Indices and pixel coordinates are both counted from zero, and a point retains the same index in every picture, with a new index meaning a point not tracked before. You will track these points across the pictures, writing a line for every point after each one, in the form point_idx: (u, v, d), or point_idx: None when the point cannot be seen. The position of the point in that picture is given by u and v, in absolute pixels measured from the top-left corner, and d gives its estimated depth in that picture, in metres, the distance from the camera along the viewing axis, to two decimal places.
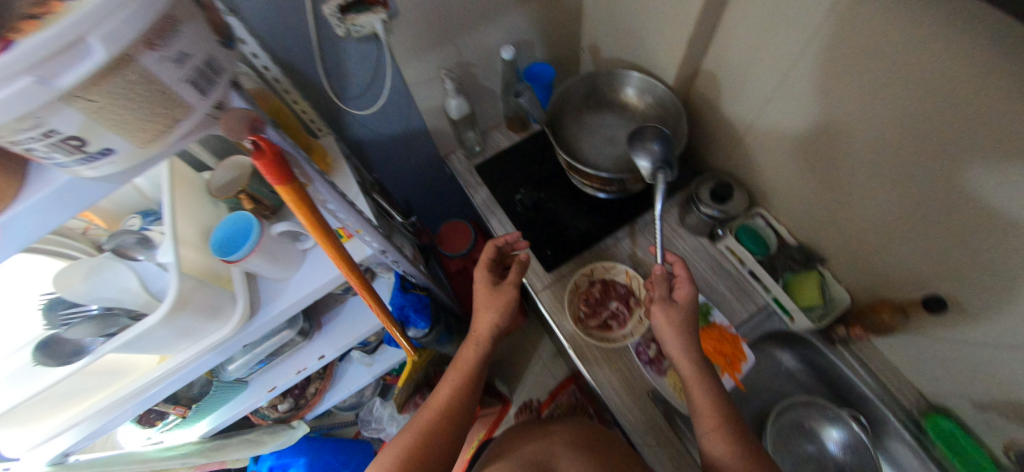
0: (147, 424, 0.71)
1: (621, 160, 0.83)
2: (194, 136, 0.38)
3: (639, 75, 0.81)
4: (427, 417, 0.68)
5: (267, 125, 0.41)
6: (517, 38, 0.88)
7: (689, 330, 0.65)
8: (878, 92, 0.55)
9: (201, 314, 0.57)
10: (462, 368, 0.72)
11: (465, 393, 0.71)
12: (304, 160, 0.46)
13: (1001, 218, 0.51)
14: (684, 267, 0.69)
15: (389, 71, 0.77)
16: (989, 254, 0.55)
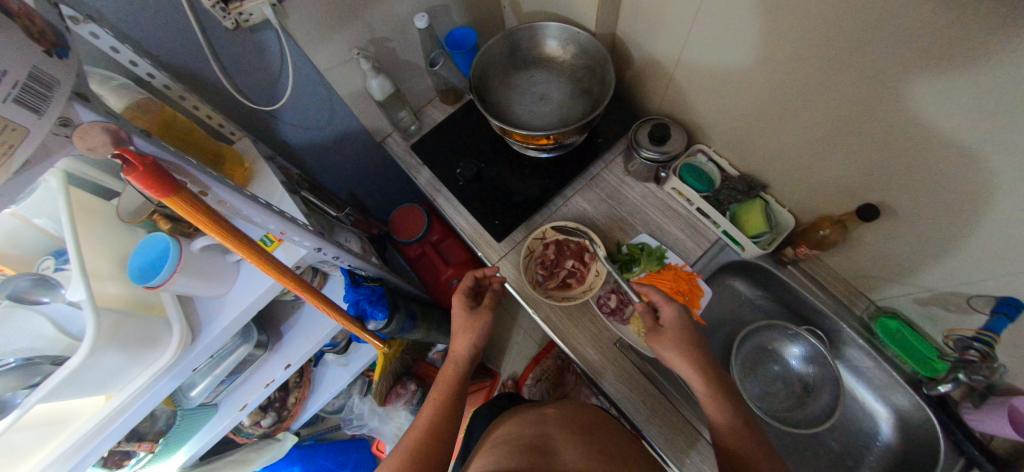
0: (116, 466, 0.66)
1: (554, 115, 0.81)
2: (46, 161, 0.33)
3: (558, 25, 0.78)
4: (414, 436, 0.65)
5: (135, 135, 0.38)
6: (430, 4, 0.83)
7: (692, 347, 0.66)
8: None
9: (132, 346, 0.54)
10: (443, 387, 0.72)
11: (450, 410, 0.69)
12: (193, 168, 0.43)
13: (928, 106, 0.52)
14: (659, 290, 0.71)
15: (297, 59, 0.73)
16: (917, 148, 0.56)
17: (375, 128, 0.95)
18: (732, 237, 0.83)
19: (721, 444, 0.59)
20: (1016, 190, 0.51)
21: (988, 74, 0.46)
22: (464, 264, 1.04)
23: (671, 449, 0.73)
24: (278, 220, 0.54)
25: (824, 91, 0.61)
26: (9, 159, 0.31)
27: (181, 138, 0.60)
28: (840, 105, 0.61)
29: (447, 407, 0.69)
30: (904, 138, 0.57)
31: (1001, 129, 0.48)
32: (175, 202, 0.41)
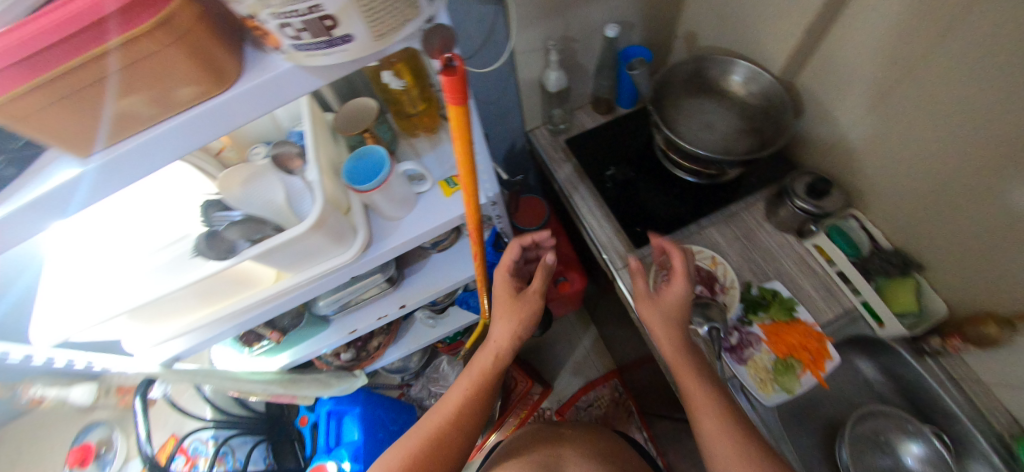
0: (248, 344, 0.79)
1: (718, 144, 0.83)
2: (399, 45, 0.39)
3: (748, 63, 0.81)
4: (437, 421, 0.69)
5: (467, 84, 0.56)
6: (622, 17, 0.91)
7: (678, 323, 0.72)
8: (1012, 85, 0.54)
9: (329, 237, 0.59)
10: (476, 369, 0.73)
11: (477, 400, 0.70)
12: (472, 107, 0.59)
13: None
14: (682, 261, 0.72)
15: (502, 37, 0.80)
16: None
17: (529, 117, 1.02)
18: (873, 311, 0.79)
19: (695, 414, 0.67)
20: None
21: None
22: (571, 264, 1.08)
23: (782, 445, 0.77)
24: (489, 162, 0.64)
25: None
26: (398, 31, 0.36)
27: (414, 75, 0.65)
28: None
29: (476, 395, 0.71)
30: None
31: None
32: (456, 112, 0.44)
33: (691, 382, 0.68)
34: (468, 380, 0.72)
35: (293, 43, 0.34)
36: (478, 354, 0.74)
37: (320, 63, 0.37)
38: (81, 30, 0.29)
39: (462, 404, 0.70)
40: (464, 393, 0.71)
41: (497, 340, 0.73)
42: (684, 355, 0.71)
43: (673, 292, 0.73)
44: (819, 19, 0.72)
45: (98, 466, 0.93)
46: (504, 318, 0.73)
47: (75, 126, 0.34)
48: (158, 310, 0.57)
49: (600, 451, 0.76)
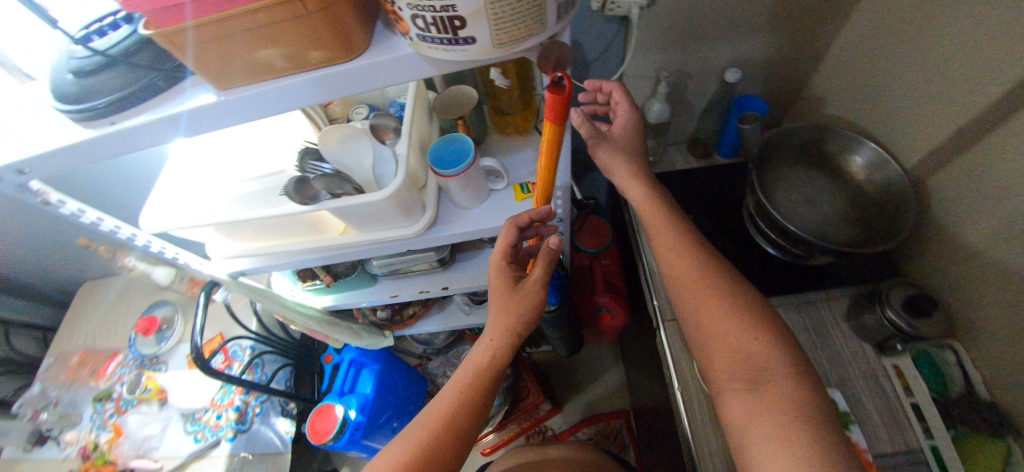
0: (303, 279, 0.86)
1: (812, 223, 0.77)
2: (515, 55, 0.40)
3: (876, 146, 0.75)
4: (417, 435, 0.57)
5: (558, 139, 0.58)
6: (747, 65, 0.90)
7: (634, 167, 0.64)
8: None
9: (397, 209, 0.61)
10: (468, 375, 0.60)
11: (467, 410, 0.58)
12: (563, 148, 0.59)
13: None
14: (623, 93, 0.64)
15: (615, 54, 0.83)
16: None
17: None
18: (942, 462, 0.65)
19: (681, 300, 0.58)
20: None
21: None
22: (618, 297, 1.07)
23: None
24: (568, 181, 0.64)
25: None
26: (519, 44, 0.36)
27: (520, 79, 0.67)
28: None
29: (467, 402, 0.58)
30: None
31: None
32: (551, 127, 0.44)
33: (667, 247, 0.60)
34: (457, 383, 0.60)
35: (420, 34, 0.36)
36: (470, 354, 0.62)
37: (439, 57, 0.38)
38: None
39: (454, 408, 0.58)
40: (452, 401, 0.58)
41: (489, 340, 0.60)
42: (654, 221, 0.61)
43: (625, 124, 0.65)
44: (962, 116, 0.65)
45: (156, 338, 1.09)
46: (495, 313, 0.60)
47: (222, 61, 0.38)
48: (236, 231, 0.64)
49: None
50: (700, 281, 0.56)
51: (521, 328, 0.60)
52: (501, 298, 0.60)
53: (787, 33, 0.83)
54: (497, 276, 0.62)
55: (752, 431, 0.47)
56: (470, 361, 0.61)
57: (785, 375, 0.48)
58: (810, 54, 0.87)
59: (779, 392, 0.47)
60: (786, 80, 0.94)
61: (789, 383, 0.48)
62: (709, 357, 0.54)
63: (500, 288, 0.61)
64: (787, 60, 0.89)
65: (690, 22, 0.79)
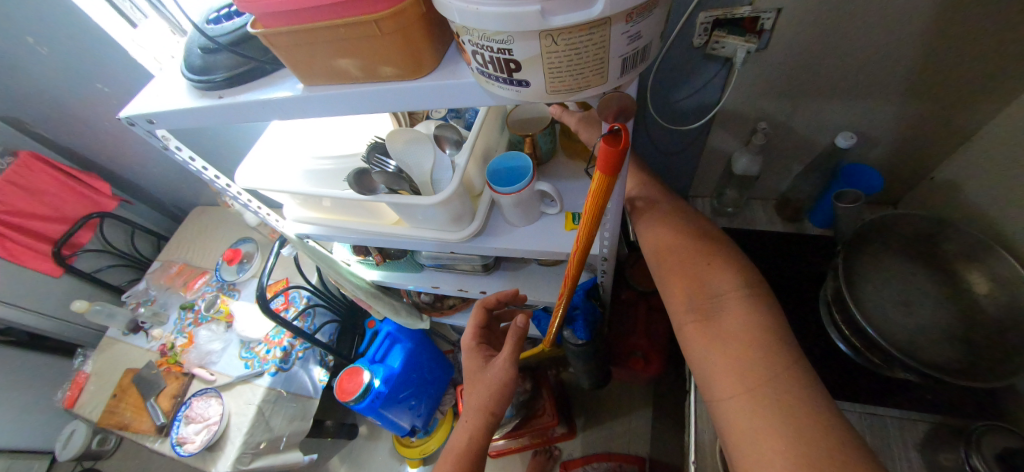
0: (360, 252, 0.94)
1: (900, 328, 0.65)
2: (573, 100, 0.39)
3: (1010, 258, 0.61)
4: None
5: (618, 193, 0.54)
6: (865, 131, 0.78)
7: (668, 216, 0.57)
8: None
9: (446, 215, 0.63)
10: (452, 453, 0.58)
11: None
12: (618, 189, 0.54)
13: None
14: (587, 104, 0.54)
15: (713, 96, 0.77)
16: None
17: (700, 184, 1.01)
18: None
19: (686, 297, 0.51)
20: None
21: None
22: (656, 345, 1.01)
23: None
24: (617, 222, 0.60)
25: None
26: (574, 93, 0.36)
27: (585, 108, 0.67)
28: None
29: None
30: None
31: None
32: (598, 181, 0.41)
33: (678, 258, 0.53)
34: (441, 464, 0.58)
35: (480, 69, 0.37)
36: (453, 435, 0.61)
37: (496, 92, 0.39)
38: (300, 9, 0.37)
39: None
40: None
41: (467, 416, 0.60)
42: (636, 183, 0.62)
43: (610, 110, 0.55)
44: None
45: (237, 268, 1.26)
46: (471, 391, 0.62)
47: (308, 62, 0.42)
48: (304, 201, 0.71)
49: None
50: (667, 224, 0.56)
51: (495, 406, 0.60)
52: (474, 379, 0.63)
53: (926, 103, 0.70)
54: (471, 358, 0.66)
55: (710, 357, 0.45)
56: (453, 440, 0.60)
57: (745, 304, 0.47)
58: (952, 133, 0.73)
59: (739, 320, 0.46)
60: (914, 156, 0.80)
61: (743, 308, 0.47)
62: (670, 295, 0.52)
63: (474, 368, 0.64)
64: (921, 134, 0.76)
65: (806, 72, 0.70)
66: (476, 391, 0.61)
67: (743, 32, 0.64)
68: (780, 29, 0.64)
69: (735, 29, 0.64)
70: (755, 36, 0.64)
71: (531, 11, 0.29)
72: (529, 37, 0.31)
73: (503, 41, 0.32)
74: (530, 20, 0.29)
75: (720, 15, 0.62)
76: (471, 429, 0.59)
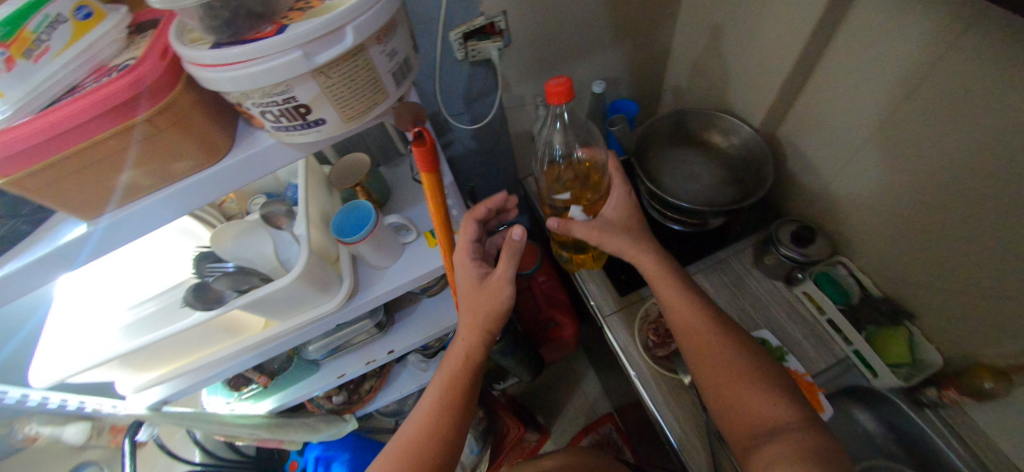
0: (234, 388, 0.82)
1: (698, 193, 0.86)
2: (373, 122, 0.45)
3: (726, 116, 0.86)
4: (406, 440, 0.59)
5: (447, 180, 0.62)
6: (610, 75, 0.97)
7: (715, 333, 0.59)
8: (966, 128, 0.56)
9: (314, 288, 0.61)
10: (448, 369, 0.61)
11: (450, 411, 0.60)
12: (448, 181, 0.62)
13: None
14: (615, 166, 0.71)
15: (493, 94, 0.86)
16: None
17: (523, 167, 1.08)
18: (865, 360, 0.78)
19: (741, 410, 0.54)
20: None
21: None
22: (564, 309, 1.12)
23: None
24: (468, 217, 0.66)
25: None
26: (367, 113, 0.41)
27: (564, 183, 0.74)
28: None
29: (450, 401, 0.60)
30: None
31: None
32: (428, 178, 0.49)
33: (728, 369, 0.56)
34: (437, 387, 0.61)
35: (274, 125, 0.39)
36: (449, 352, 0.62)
37: (298, 141, 0.42)
38: (133, 99, 0.34)
39: (432, 418, 0.59)
40: (432, 407, 0.60)
41: (463, 337, 0.61)
42: (670, 294, 0.62)
43: (614, 204, 0.70)
44: (789, 77, 0.76)
45: None
46: (468, 313, 0.60)
47: (86, 193, 0.38)
48: (133, 359, 0.59)
49: None
50: (715, 347, 0.58)
51: (490, 324, 0.60)
52: (469, 299, 0.60)
53: (635, 41, 0.91)
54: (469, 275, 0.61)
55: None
56: (449, 362, 0.62)
57: (798, 421, 0.51)
58: (657, 52, 0.98)
59: (794, 438, 0.49)
60: (648, 79, 1.04)
61: (802, 427, 0.50)
62: (722, 405, 0.56)
63: (472, 288, 0.60)
64: (645, 60, 0.98)
65: (554, 44, 0.82)
66: (475, 313, 0.59)
67: (487, 36, 0.74)
68: (514, 26, 0.75)
69: (482, 35, 0.74)
70: (497, 36, 0.74)
71: (295, 56, 0.33)
72: (304, 80, 0.35)
73: (283, 91, 0.35)
74: (299, 64, 0.34)
75: (465, 29, 0.71)
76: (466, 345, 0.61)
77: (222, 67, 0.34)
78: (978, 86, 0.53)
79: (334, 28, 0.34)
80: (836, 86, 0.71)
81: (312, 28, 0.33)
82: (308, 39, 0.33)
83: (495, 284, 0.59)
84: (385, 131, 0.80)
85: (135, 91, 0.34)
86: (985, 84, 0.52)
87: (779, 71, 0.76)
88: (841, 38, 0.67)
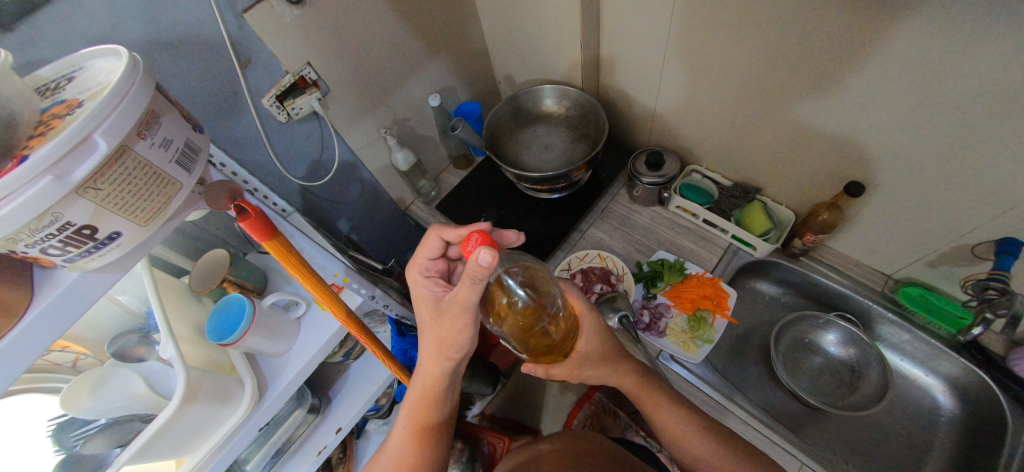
0: None
1: (557, 160, 0.94)
2: (183, 212, 0.44)
3: (551, 86, 0.94)
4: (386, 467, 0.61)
5: (283, 224, 0.61)
6: (443, 86, 1.01)
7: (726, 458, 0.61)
8: (724, 19, 0.68)
9: (213, 403, 0.57)
10: (419, 389, 0.60)
11: (422, 434, 0.61)
12: (287, 227, 0.62)
13: (847, 99, 0.65)
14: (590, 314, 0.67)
15: (334, 142, 0.85)
16: (858, 131, 0.68)
17: (399, 198, 1.08)
18: (742, 240, 0.89)
19: None
20: (988, 145, 0.57)
21: (923, 47, 0.54)
22: None
23: (832, 316, 0.88)
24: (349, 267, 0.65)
25: (810, 88, 0.67)
26: (165, 208, 0.41)
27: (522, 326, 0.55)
28: (819, 101, 0.68)
29: (423, 424, 0.61)
30: (879, 111, 0.63)
31: (945, 80, 0.55)
32: (273, 245, 0.48)
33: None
34: (405, 418, 0.62)
35: (63, 259, 0.37)
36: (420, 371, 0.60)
37: (101, 262, 0.40)
38: None
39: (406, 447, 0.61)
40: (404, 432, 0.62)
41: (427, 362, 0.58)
42: (673, 422, 0.64)
43: (590, 334, 0.67)
44: (587, 34, 0.85)
45: None
46: (433, 344, 0.55)
47: None
48: None
49: (569, 455, 0.81)
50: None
51: (453, 352, 0.55)
52: (436, 326, 0.54)
53: (451, 49, 0.97)
54: (425, 297, 0.56)
55: None
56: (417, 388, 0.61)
57: None
58: (476, 52, 1.05)
59: None
60: (479, 79, 1.11)
61: None
62: None
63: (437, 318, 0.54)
64: (468, 63, 1.04)
65: (374, 77, 0.84)
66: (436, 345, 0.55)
67: (303, 91, 0.74)
68: (326, 73, 0.76)
69: (296, 92, 0.73)
70: (312, 87, 0.74)
71: (47, 181, 0.31)
72: (73, 202, 0.33)
73: (51, 222, 0.33)
74: (54, 188, 0.32)
75: (276, 92, 0.71)
76: (434, 377, 0.58)
77: None
78: None
79: (83, 138, 0.32)
80: (623, 26, 0.82)
81: (55, 149, 0.31)
82: (53, 162, 0.31)
83: (451, 317, 0.51)
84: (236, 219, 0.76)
85: None
86: None
87: (576, 33, 0.85)
88: None
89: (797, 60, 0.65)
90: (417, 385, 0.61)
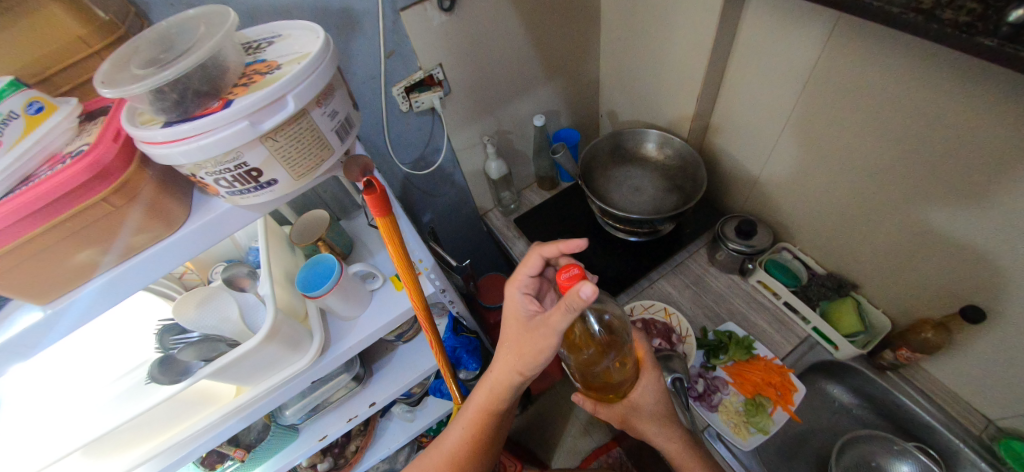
0: (210, 467, 0.75)
1: (644, 204, 0.93)
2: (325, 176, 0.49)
3: (656, 132, 0.94)
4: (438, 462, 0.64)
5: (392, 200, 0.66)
6: (548, 108, 1.04)
7: None
8: (858, 108, 0.65)
9: (284, 346, 0.62)
10: (482, 396, 0.62)
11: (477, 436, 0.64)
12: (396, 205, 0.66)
13: (986, 221, 0.59)
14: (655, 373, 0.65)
15: (440, 138, 0.91)
16: (993, 257, 0.61)
17: (481, 203, 1.12)
18: (825, 335, 0.82)
19: None
20: None
21: None
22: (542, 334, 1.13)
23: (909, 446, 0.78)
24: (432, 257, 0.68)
25: (937, 203, 0.62)
26: (316, 169, 0.45)
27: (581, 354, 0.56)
28: (950, 214, 0.62)
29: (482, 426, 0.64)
30: (1020, 243, 0.57)
31: None
32: (386, 222, 0.52)
33: None
34: (465, 420, 0.64)
35: (229, 191, 0.43)
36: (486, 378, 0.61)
37: (252, 201, 0.45)
38: (85, 183, 0.36)
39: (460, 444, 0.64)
40: (462, 431, 0.64)
41: (498, 374, 0.59)
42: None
43: (647, 389, 0.65)
44: (705, 90, 0.84)
45: None
46: (509, 360, 0.56)
47: (38, 282, 0.38)
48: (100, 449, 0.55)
49: None
50: None
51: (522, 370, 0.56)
52: (518, 341, 0.55)
53: (566, 76, 1.00)
54: (518, 315, 0.55)
55: None
56: (481, 394, 0.62)
57: None
58: (588, 83, 1.07)
59: None
60: (585, 108, 1.13)
61: None
62: None
63: (521, 335, 0.55)
64: (578, 92, 1.07)
65: (491, 87, 0.89)
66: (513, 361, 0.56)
67: (429, 88, 0.80)
68: (451, 76, 0.82)
69: (423, 87, 0.79)
70: (437, 86, 0.80)
71: (242, 126, 0.37)
72: (253, 146, 0.39)
73: (234, 159, 0.38)
74: (246, 132, 0.37)
75: (406, 84, 0.77)
76: (500, 388, 0.60)
77: (174, 143, 0.37)
78: (859, 76, 0.62)
79: (276, 98, 0.37)
80: (745, 90, 0.81)
81: (256, 100, 0.36)
82: (252, 111, 0.37)
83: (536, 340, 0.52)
84: (341, 186, 0.83)
85: (91, 174, 0.36)
86: (871, 75, 0.61)
87: (694, 87, 0.85)
88: (735, 50, 0.78)
89: (929, 171, 0.61)
90: (479, 391, 0.63)
